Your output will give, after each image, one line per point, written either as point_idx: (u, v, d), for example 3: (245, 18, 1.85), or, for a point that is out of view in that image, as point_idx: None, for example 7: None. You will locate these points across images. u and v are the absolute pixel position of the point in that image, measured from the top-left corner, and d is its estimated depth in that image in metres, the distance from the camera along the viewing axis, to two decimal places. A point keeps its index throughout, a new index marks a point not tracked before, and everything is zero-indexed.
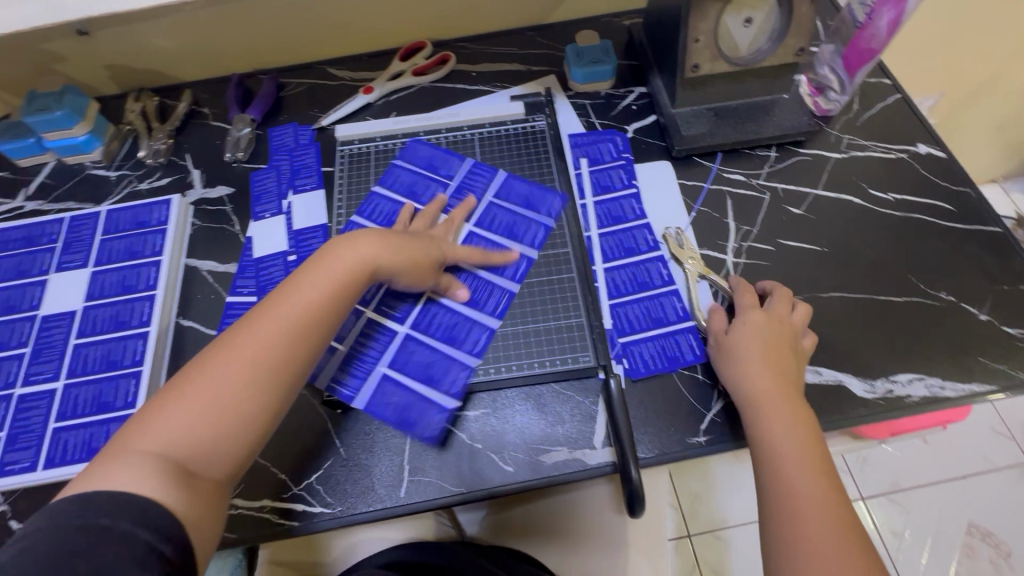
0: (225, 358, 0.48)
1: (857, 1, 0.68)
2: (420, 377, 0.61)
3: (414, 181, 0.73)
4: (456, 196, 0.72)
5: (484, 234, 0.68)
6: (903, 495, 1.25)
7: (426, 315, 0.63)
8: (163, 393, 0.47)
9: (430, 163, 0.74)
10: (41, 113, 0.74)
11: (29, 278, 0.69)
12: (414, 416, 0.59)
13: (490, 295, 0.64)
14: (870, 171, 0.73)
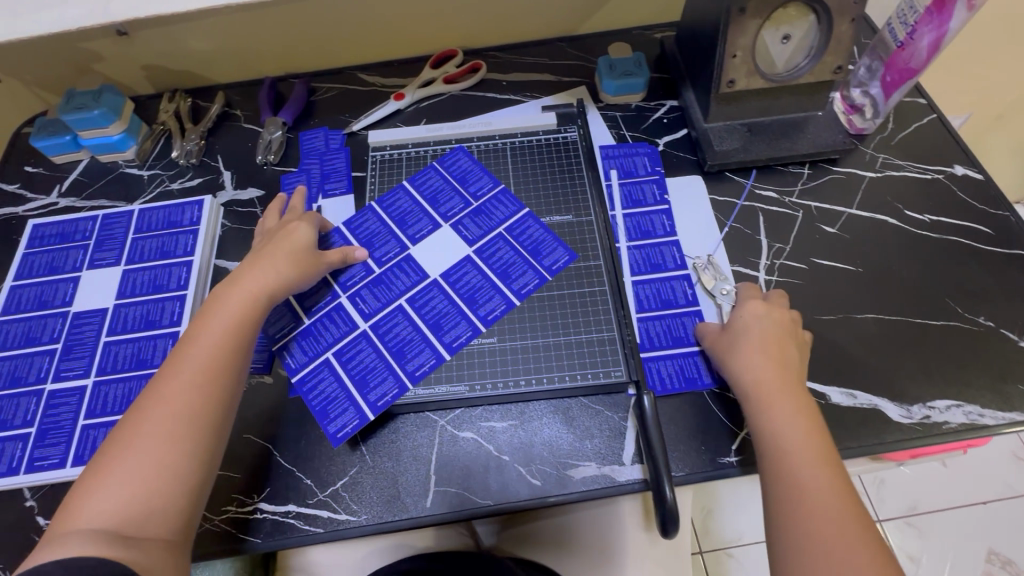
0: (142, 420, 0.47)
1: (898, 21, 0.67)
2: (392, 352, 0.62)
3: (445, 193, 0.72)
4: (479, 214, 0.71)
5: (491, 246, 0.68)
6: (921, 519, 1.22)
7: (423, 298, 0.65)
8: (85, 477, 0.45)
9: (462, 176, 0.74)
10: (78, 112, 0.75)
11: (61, 274, 0.69)
12: (370, 386, 0.60)
13: (487, 293, 0.65)
14: (905, 191, 0.72)
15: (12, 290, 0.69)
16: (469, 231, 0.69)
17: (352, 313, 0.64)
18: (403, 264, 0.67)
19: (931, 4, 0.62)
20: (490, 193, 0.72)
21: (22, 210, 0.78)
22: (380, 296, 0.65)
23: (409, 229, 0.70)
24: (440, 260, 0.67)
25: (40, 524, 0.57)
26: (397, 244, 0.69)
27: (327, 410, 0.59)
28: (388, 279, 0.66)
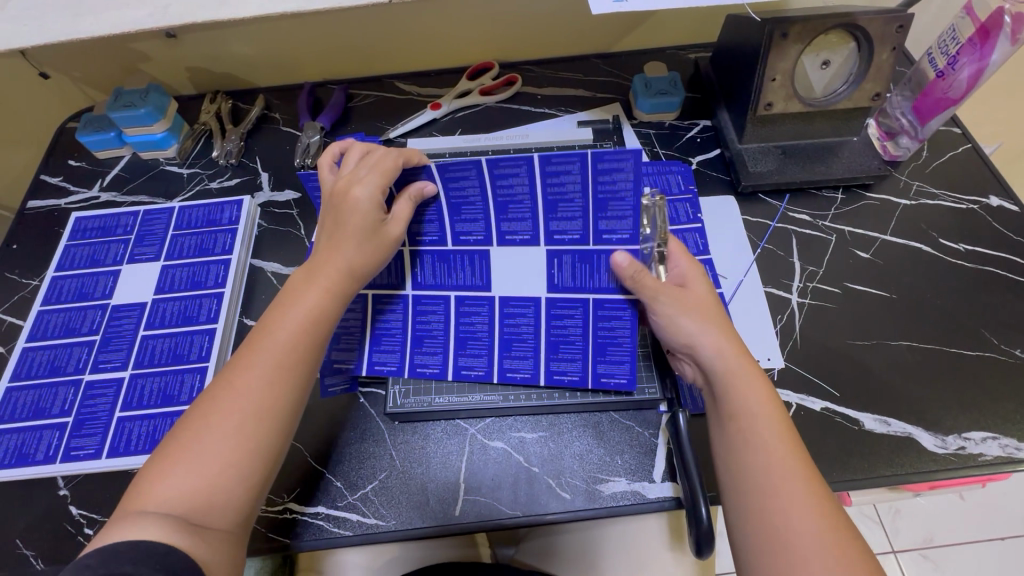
0: (222, 403, 0.45)
1: (939, 50, 0.67)
2: (413, 337, 0.61)
3: (572, 206, 0.53)
4: (584, 260, 0.56)
5: (567, 307, 0.58)
6: (938, 552, 1.11)
7: (471, 306, 0.60)
8: (160, 452, 0.44)
9: (602, 202, 0.52)
10: (126, 109, 0.77)
11: (103, 267, 0.71)
12: (381, 346, 0.61)
13: (524, 349, 0.60)
14: (940, 220, 0.72)
15: (53, 281, 0.70)
16: (558, 275, 0.57)
17: (405, 270, 0.59)
18: (475, 260, 0.58)
19: (974, 35, 0.62)
20: (617, 239, 0.54)
21: (64, 203, 0.79)
22: (437, 275, 0.60)
23: (505, 221, 0.55)
24: (517, 282, 0.59)
25: (74, 512, 0.57)
26: (482, 228, 0.56)
27: (341, 337, 0.61)
28: (454, 263, 0.59)
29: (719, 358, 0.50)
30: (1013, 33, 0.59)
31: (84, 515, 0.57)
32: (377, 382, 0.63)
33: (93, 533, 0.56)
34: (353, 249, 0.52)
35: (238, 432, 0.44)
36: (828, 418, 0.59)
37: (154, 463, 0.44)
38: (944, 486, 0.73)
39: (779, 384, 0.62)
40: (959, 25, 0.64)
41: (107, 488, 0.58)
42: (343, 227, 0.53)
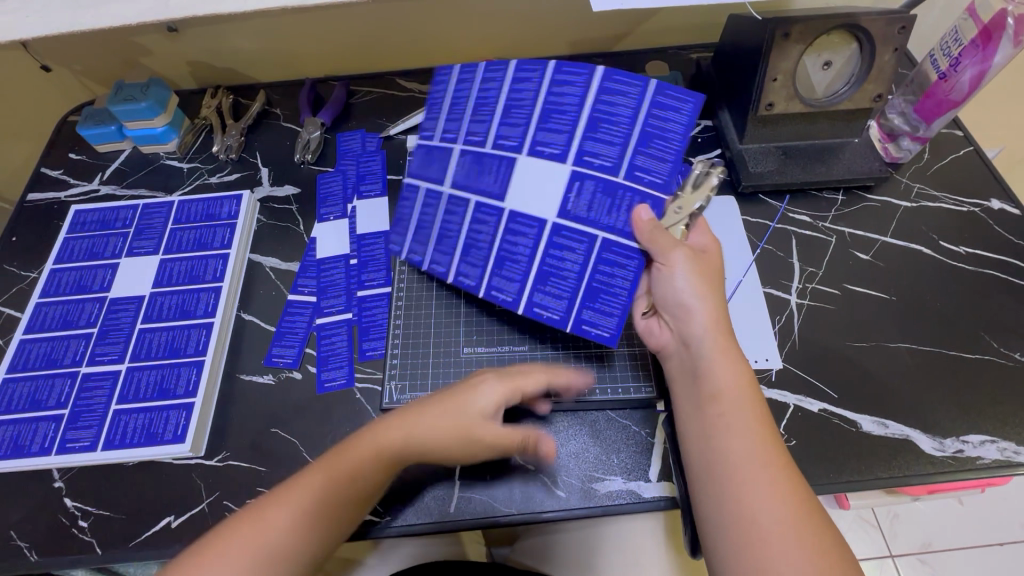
0: (264, 524, 0.46)
1: (941, 52, 0.67)
2: (435, 235, 0.62)
3: (613, 128, 0.55)
4: (606, 191, 0.55)
5: (573, 238, 0.56)
6: (937, 557, 1.10)
7: (484, 215, 0.60)
8: (211, 536, 0.47)
9: (648, 134, 0.55)
10: (127, 103, 0.77)
11: (101, 260, 0.71)
12: (415, 240, 0.64)
13: (514, 271, 0.58)
14: (941, 222, 0.72)
15: (51, 273, 0.70)
16: (574, 200, 0.56)
17: (447, 167, 0.62)
18: (504, 167, 0.58)
19: (976, 37, 0.62)
20: (648, 181, 0.55)
21: (64, 196, 0.79)
22: (467, 178, 0.60)
23: (545, 130, 0.57)
24: (531, 198, 0.58)
25: (68, 505, 0.57)
26: (520, 135, 0.58)
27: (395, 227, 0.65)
28: (486, 166, 0.59)
29: (708, 330, 0.51)
30: (1015, 35, 0.58)
31: (78, 507, 0.57)
32: (372, 378, 0.63)
33: (87, 526, 0.56)
34: (434, 428, 0.51)
35: (262, 559, 0.45)
36: (825, 419, 0.59)
37: (197, 550, 0.46)
38: (942, 490, 0.73)
39: (777, 384, 0.62)
40: (961, 27, 0.64)
41: (102, 481, 0.58)
42: (450, 398, 0.53)
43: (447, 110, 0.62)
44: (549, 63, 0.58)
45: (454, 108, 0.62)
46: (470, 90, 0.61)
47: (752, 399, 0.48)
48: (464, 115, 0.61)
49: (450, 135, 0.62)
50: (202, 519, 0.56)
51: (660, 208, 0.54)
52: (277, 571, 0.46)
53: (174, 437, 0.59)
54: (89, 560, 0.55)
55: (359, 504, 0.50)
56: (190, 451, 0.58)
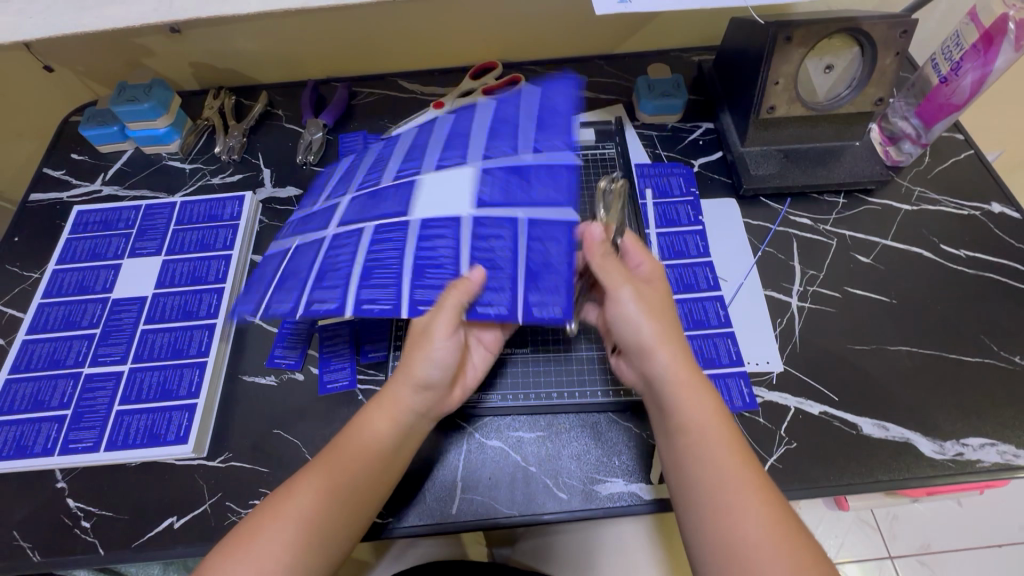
0: (295, 501, 0.47)
1: (942, 55, 0.67)
2: (317, 271, 0.56)
3: (512, 128, 0.59)
4: (515, 176, 0.57)
5: (493, 227, 0.55)
6: (936, 559, 1.10)
7: (384, 236, 0.56)
8: (242, 527, 0.47)
9: (549, 116, 0.59)
10: (129, 104, 0.77)
11: (104, 260, 0.71)
12: (283, 289, 0.56)
13: (441, 275, 0.53)
14: (941, 226, 0.72)
15: (54, 274, 0.70)
16: (487, 191, 0.56)
17: (334, 213, 0.60)
18: (406, 189, 0.58)
19: (977, 41, 0.62)
20: (553, 155, 0.58)
21: (67, 196, 0.80)
22: (361, 210, 0.59)
23: (444, 151, 0.60)
24: (436, 205, 0.56)
25: (71, 505, 0.58)
26: (418, 162, 0.60)
27: (252, 286, 0.58)
28: (382, 196, 0.59)
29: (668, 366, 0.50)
30: (1016, 40, 0.58)
31: (80, 508, 0.57)
32: (374, 379, 0.63)
33: (90, 527, 0.56)
34: (410, 395, 0.52)
35: (301, 530, 0.47)
36: (826, 422, 0.59)
37: (231, 541, 0.47)
38: (939, 491, 0.74)
39: (778, 387, 0.62)
40: (963, 31, 0.64)
41: (105, 481, 0.58)
42: (407, 368, 0.52)
43: (337, 178, 0.65)
44: (438, 115, 0.64)
45: (343, 175, 0.64)
46: (353, 159, 0.66)
47: (724, 431, 0.48)
48: (353, 177, 0.63)
49: (338, 189, 0.63)
50: (205, 519, 0.56)
51: (572, 170, 0.57)
52: (319, 538, 0.47)
53: (177, 438, 0.59)
54: (92, 560, 0.55)
55: (382, 465, 0.51)
56: (192, 452, 0.58)
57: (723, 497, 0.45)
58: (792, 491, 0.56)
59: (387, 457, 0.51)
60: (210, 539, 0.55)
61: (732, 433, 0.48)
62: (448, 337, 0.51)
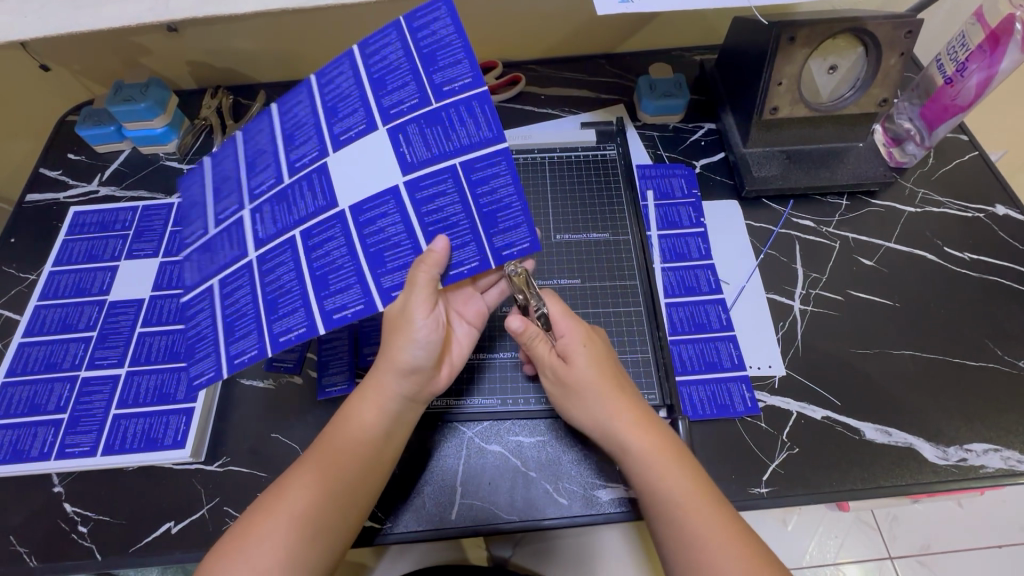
0: (286, 500, 0.47)
1: (947, 56, 0.66)
2: (265, 303, 0.52)
3: (399, 74, 0.51)
4: (432, 121, 0.51)
5: (435, 182, 0.51)
6: (935, 560, 1.01)
7: (321, 235, 0.52)
8: (239, 526, 0.47)
9: (429, 54, 0.50)
10: (126, 103, 0.76)
11: (100, 262, 0.70)
12: (234, 336, 0.52)
13: (401, 253, 0.51)
14: (945, 228, 0.71)
15: (50, 275, 0.70)
16: (412, 151, 0.51)
17: (246, 234, 0.54)
18: (312, 178, 0.53)
19: (983, 41, 0.61)
20: (459, 87, 0.50)
21: (63, 196, 0.79)
22: (278, 219, 0.53)
23: (337, 122, 0.53)
24: (362, 181, 0.52)
25: (68, 510, 0.57)
26: (316, 143, 0.53)
27: (195, 348, 0.54)
28: (292, 197, 0.53)
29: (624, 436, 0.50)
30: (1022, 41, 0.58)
31: (77, 513, 0.57)
32: None
33: (87, 532, 0.56)
34: (395, 381, 0.51)
35: (293, 527, 0.46)
36: (828, 427, 0.59)
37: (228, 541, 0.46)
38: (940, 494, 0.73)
39: (781, 391, 0.61)
40: (969, 31, 0.64)
41: (102, 486, 0.58)
42: (389, 355, 0.51)
43: (213, 196, 0.57)
44: (271, 107, 0.56)
45: (220, 188, 0.57)
46: (231, 162, 0.57)
47: (695, 492, 0.47)
48: (242, 188, 0.56)
49: (233, 207, 0.55)
50: (203, 525, 0.56)
51: (488, 99, 0.50)
52: (312, 535, 0.46)
53: (174, 442, 0.59)
54: (89, 565, 0.55)
55: (373, 456, 0.50)
56: (190, 457, 0.58)
57: (684, 553, 0.45)
58: (794, 496, 0.55)
59: (377, 447, 0.51)
60: (207, 544, 0.55)
61: (705, 492, 0.47)
62: (427, 313, 0.50)
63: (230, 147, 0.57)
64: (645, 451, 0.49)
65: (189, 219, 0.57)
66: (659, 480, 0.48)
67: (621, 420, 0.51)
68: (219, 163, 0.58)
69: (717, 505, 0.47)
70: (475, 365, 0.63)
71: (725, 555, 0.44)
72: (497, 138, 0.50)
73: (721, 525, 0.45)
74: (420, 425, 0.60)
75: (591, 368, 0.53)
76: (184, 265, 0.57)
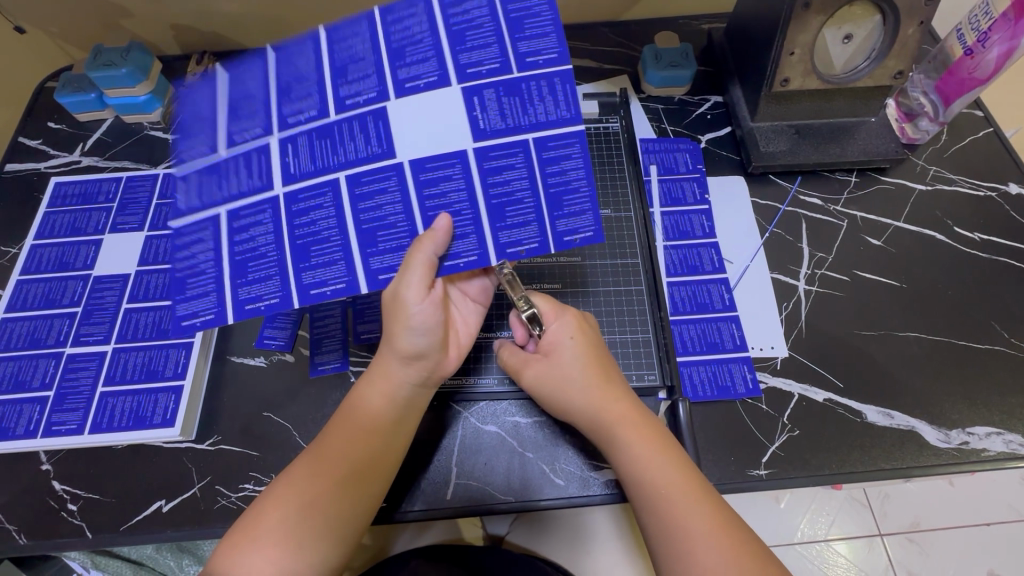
0: (303, 482, 0.46)
1: (970, 25, 0.63)
2: (295, 249, 0.48)
3: (482, 33, 0.48)
4: (511, 91, 0.48)
5: (505, 154, 0.48)
6: (925, 537, 0.96)
7: (372, 185, 0.48)
8: (254, 509, 0.46)
9: (517, 20, 0.48)
10: (107, 69, 0.72)
11: (83, 235, 0.68)
12: (247, 279, 0.48)
13: (461, 222, 0.49)
14: (957, 208, 0.69)
15: (32, 249, 0.67)
16: (483, 117, 0.48)
17: (273, 164, 0.48)
18: (366, 122, 0.48)
19: (1009, 10, 0.58)
20: (544, 60, 0.48)
21: (44, 167, 0.76)
22: (317, 157, 0.48)
23: (403, 67, 0.48)
24: (427, 138, 0.48)
25: (57, 487, 0.56)
26: (374, 83, 0.48)
27: (186, 284, 0.48)
28: (339, 136, 0.48)
29: (617, 424, 0.49)
30: None
31: (66, 491, 0.56)
32: (367, 361, 0.61)
33: (77, 509, 0.55)
34: (400, 368, 0.50)
35: (309, 513, 0.45)
36: (829, 409, 0.58)
37: (241, 525, 0.45)
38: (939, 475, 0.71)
39: (783, 373, 0.60)
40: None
41: (92, 463, 0.57)
42: (390, 340, 0.50)
43: (229, 111, 0.48)
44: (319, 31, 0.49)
45: (240, 104, 0.48)
46: (256, 78, 0.48)
47: (689, 491, 0.45)
48: (271, 112, 0.48)
49: (257, 130, 0.48)
50: (195, 502, 0.55)
51: (572, 79, 0.48)
52: (331, 519, 0.45)
53: (163, 421, 0.57)
54: (80, 543, 0.54)
55: (394, 440, 0.50)
56: (180, 436, 0.57)
57: (662, 543, 0.44)
58: (792, 477, 0.55)
59: (394, 436, 0.50)
60: (200, 522, 0.54)
61: (699, 489, 0.46)
62: (422, 297, 0.48)
63: (254, 57, 0.48)
64: (634, 442, 0.48)
65: (187, 134, 0.48)
66: (643, 470, 0.47)
67: (608, 411, 0.50)
68: (239, 75, 0.48)
69: (703, 494, 0.45)
70: (482, 344, 0.61)
71: (709, 545, 0.42)
72: (576, 120, 0.48)
73: (707, 515, 0.44)
74: (436, 408, 0.59)
75: (575, 356, 0.52)
76: (178, 184, 0.48)
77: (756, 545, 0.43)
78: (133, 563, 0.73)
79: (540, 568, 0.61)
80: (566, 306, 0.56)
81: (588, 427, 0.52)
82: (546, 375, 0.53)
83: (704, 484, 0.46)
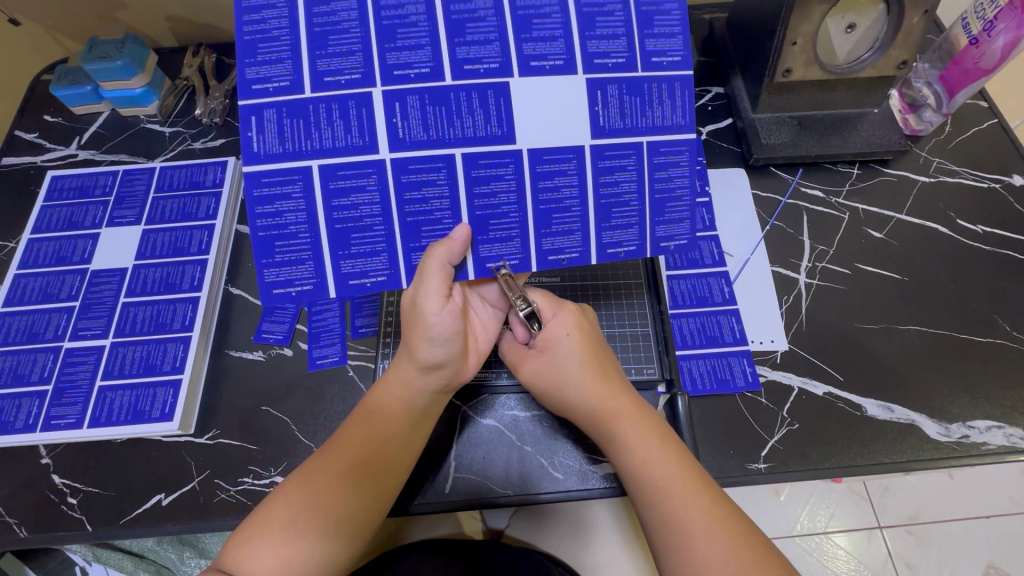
0: (320, 477, 0.46)
1: (976, 14, 0.61)
2: (404, 227, 0.46)
3: (612, 21, 0.46)
4: (633, 90, 0.46)
5: (619, 155, 0.47)
6: (923, 530, 0.96)
7: (488, 169, 0.45)
8: (269, 502, 0.45)
9: (646, 15, 0.46)
10: (100, 61, 0.71)
11: (81, 229, 0.68)
12: (349, 251, 0.45)
13: (569, 219, 0.48)
14: (960, 200, 0.69)
15: (29, 243, 0.67)
16: (603, 113, 0.46)
17: (378, 122, 0.44)
18: (487, 98, 0.45)
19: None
20: (668, 62, 0.46)
21: (39, 160, 0.75)
22: (431, 125, 0.44)
23: (530, 40, 0.45)
24: (549, 128, 0.46)
25: (57, 481, 0.57)
26: (498, 51, 0.45)
27: (275, 247, 0.44)
28: (455, 106, 0.45)
29: (614, 419, 0.49)
30: None
31: (66, 485, 0.57)
32: (366, 355, 0.61)
33: (77, 503, 0.56)
34: (419, 376, 0.49)
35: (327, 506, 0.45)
36: (829, 403, 0.58)
37: (255, 517, 0.45)
38: None
39: (782, 366, 0.60)
40: None
41: (94, 457, 0.57)
42: (410, 350, 0.48)
43: (314, 43, 0.43)
44: None
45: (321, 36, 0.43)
46: (348, 10, 0.44)
47: (686, 482, 0.45)
48: (371, 54, 0.44)
49: (355, 75, 0.43)
50: (194, 496, 0.55)
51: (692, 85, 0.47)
52: (348, 513, 0.46)
53: (162, 415, 0.57)
54: (81, 536, 0.54)
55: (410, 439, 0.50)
56: (178, 429, 0.57)
57: (662, 535, 0.44)
58: (792, 471, 0.55)
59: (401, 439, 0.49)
60: (200, 515, 0.55)
61: (698, 481, 0.45)
62: (441, 306, 0.46)
63: None
64: (630, 437, 0.48)
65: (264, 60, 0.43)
66: (641, 466, 0.47)
67: (607, 407, 0.50)
68: (331, 8, 0.44)
69: (702, 486, 0.45)
70: None
71: (708, 537, 0.42)
72: (689, 127, 0.47)
73: (706, 508, 0.44)
74: None
75: (570, 352, 0.51)
76: (256, 122, 0.42)
77: (758, 537, 0.43)
78: (133, 556, 0.73)
79: (540, 560, 0.61)
80: (563, 301, 0.55)
81: (587, 422, 0.51)
82: (545, 372, 0.52)
83: (703, 478, 0.46)
